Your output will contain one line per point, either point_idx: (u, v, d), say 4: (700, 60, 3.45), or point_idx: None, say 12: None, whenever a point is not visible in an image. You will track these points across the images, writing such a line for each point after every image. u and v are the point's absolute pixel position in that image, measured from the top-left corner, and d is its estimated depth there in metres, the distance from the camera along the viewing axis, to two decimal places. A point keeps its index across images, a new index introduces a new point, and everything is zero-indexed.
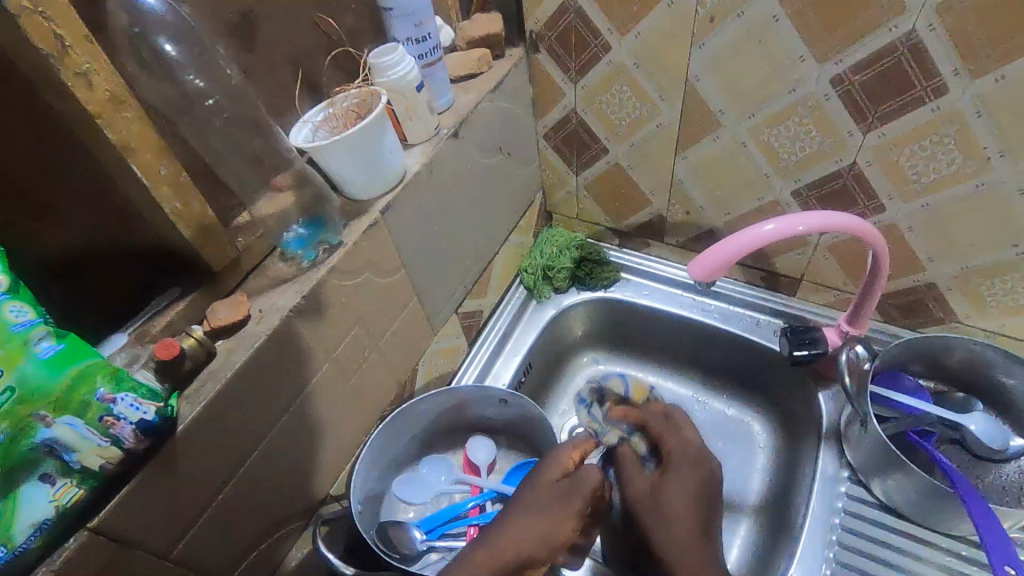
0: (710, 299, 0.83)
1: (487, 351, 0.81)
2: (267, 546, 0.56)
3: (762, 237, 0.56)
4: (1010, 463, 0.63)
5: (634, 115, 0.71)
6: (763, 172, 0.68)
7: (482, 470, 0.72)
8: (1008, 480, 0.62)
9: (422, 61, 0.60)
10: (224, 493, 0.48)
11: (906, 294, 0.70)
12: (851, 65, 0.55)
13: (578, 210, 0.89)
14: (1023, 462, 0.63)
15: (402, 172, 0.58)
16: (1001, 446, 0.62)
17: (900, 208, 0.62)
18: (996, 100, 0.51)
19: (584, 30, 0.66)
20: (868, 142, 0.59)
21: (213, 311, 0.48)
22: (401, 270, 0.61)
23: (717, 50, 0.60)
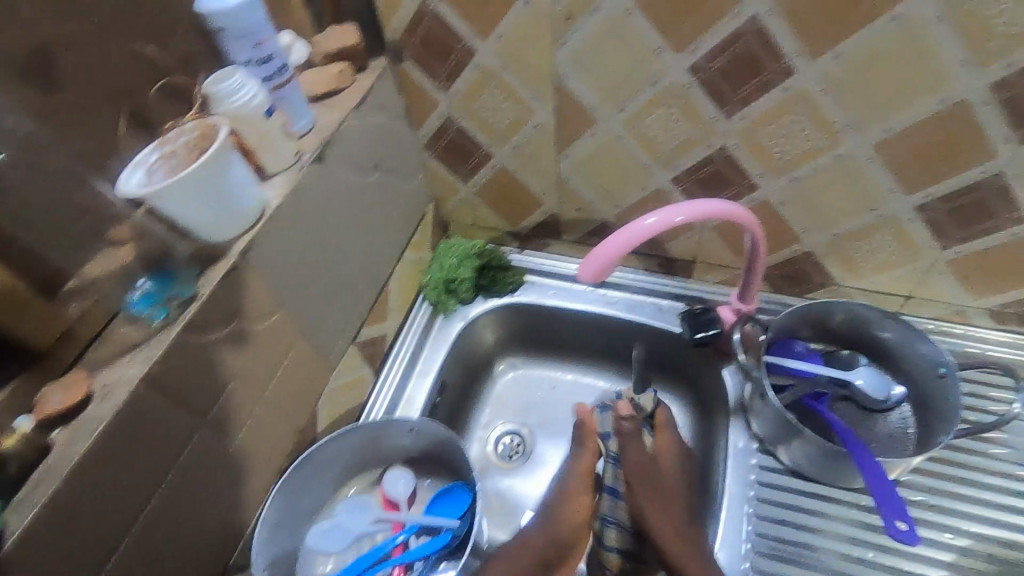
0: (614, 291, 0.83)
1: (396, 374, 0.79)
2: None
3: (647, 230, 0.56)
4: (894, 412, 0.68)
5: (510, 117, 0.70)
6: (642, 163, 0.68)
7: (402, 506, 0.69)
8: (894, 428, 0.67)
9: (269, 83, 0.55)
10: None
11: (788, 265, 0.73)
12: (705, 53, 0.56)
13: (473, 217, 0.86)
14: (904, 408, 0.68)
15: (262, 208, 0.53)
16: (886, 396, 0.66)
17: (770, 185, 0.64)
18: (837, 77, 0.53)
19: (446, 36, 0.63)
20: (733, 126, 0.60)
21: (44, 397, 0.42)
22: (278, 312, 0.56)
23: (579, 47, 0.59)
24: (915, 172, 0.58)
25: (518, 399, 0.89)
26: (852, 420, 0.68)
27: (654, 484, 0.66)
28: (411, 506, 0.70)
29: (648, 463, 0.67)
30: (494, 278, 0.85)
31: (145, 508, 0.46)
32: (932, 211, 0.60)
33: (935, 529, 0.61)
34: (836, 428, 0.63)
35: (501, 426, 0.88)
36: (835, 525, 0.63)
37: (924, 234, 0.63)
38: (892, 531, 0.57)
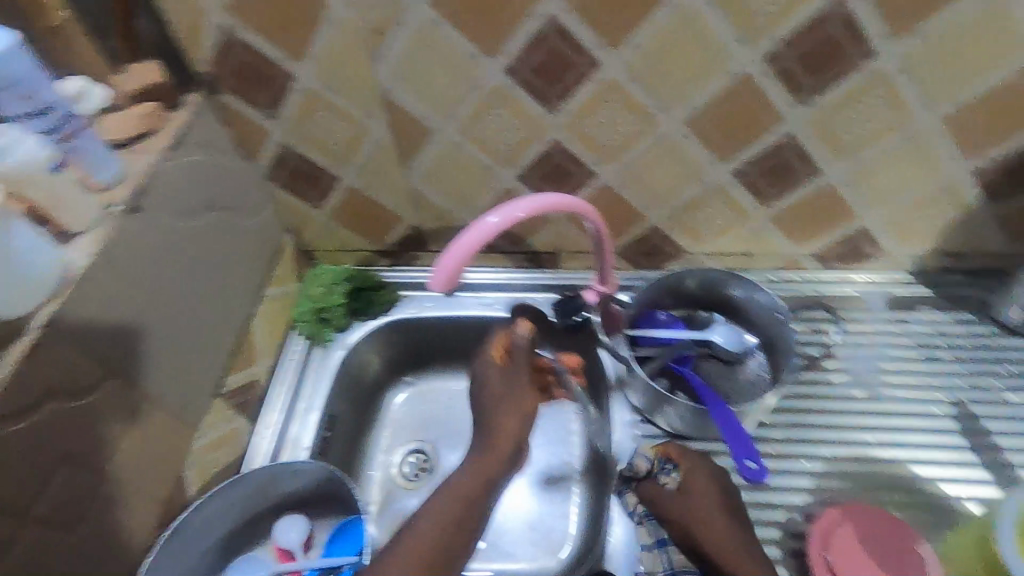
0: (489, 292, 0.84)
1: (277, 418, 0.76)
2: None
3: (490, 230, 0.57)
4: (751, 360, 0.74)
5: (347, 138, 0.68)
6: (487, 165, 0.69)
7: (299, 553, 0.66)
8: (753, 375, 0.73)
9: (55, 135, 0.51)
10: None
11: (642, 242, 0.77)
12: (517, 54, 0.57)
13: (335, 242, 0.84)
14: (759, 355, 0.74)
15: (65, 271, 0.49)
16: (738, 347, 0.72)
17: (607, 170, 0.68)
18: (638, 65, 0.57)
19: (259, 62, 0.60)
20: (560, 120, 0.63)
21: None
22: (109, 380, 0.52)
23: (396, 60, 0.59)
24: (726, 142, 0.63)
25: (416, 416, 0.87)
26: (715, 375, 0.73)
27: (702, 520, 0.60)
28: (309, 551, 0.67)
29: (689, 510, 0.61)
30: (368, 300, 0.82)
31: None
32: (747, 175, 0.66)
33: (794, 459, 0.67)
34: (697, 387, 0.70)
35: (402, 448, 0.85)
36: None
37: (747, 196, 0.68)
38: (744, 471, 0.64)
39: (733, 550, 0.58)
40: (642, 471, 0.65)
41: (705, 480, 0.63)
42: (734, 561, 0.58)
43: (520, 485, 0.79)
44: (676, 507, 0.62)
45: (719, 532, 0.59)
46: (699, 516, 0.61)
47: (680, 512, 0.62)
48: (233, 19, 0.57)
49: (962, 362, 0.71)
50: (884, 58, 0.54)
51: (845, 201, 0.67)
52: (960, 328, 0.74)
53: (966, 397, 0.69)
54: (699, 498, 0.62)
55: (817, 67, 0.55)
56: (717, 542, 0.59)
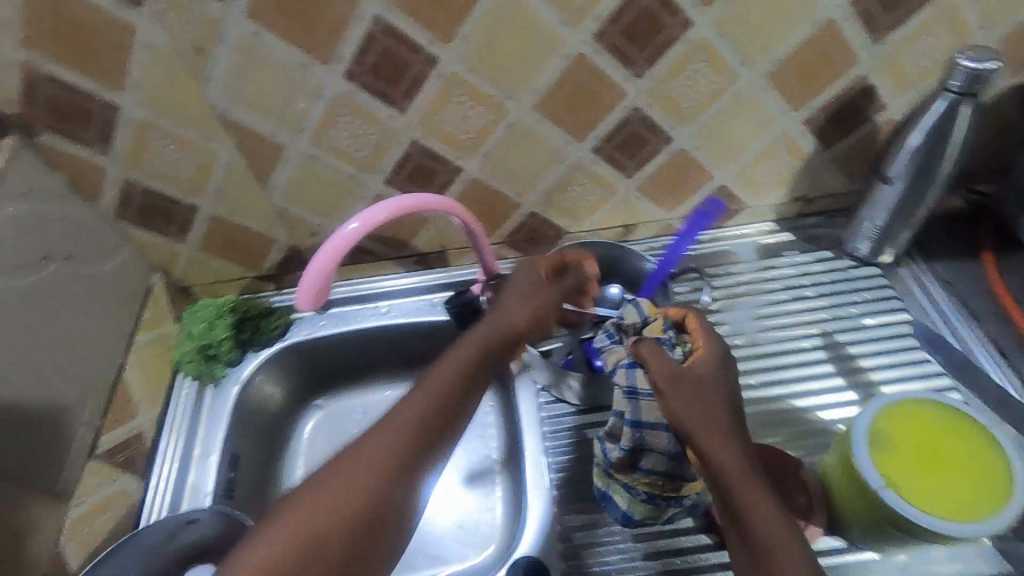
0: (382, 300, 0.83)
1: (171, 466, 0.72)
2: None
3: (351, 237, 0.56)
4: None
5: (193, 164, 0.65)
6: (349, 174, 0.68)
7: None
8: None
9: None
10: None
11: (523, 228, 0.78)
12: (351, 59, 0.57)
13: (210, 274, 0.79)
14: None
15: None
16: None
17: (470, 164, 0.68)
18: (472, 56, 0.57)
19: (71, 96, 0.55)
20: (411, 120, 0.62)
21: None
22: None
23: (228, 77, 0.58)
24: (577, 121, 0.65)
25: (329, 439, 0.84)
26: None
27: (693, 392, 0.49)
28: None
29: (702, 405, 0.48)
30: (257, 327, 0.79)
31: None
32: (604, 150, 0.68)
33: None
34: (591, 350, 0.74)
35: None
36: None
37: (609, 170, 0.71)
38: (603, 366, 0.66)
39: (727, 447, 0.46)
40: (637, 324, 0.59)
41: (705, 366, 0.51)
42: (730, 459, 0.45)
43: (444, 485, 0.79)
44: (667, 362, 0.50)
45: (716, 418, 0.48)
46: (695, 385, 0.50)
47: (687, 388, 0.49)
48: (30, 53, 0.52)
49: (825, 297, 0.77)
50: (697, 25, 0.57)
51: (697, 163, 0.71)
52: (822, 266, 0.80)
53: (831, 328, 0.75)
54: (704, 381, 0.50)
55: (641, 40, 0.58)
56: (711, 427, 0.47)
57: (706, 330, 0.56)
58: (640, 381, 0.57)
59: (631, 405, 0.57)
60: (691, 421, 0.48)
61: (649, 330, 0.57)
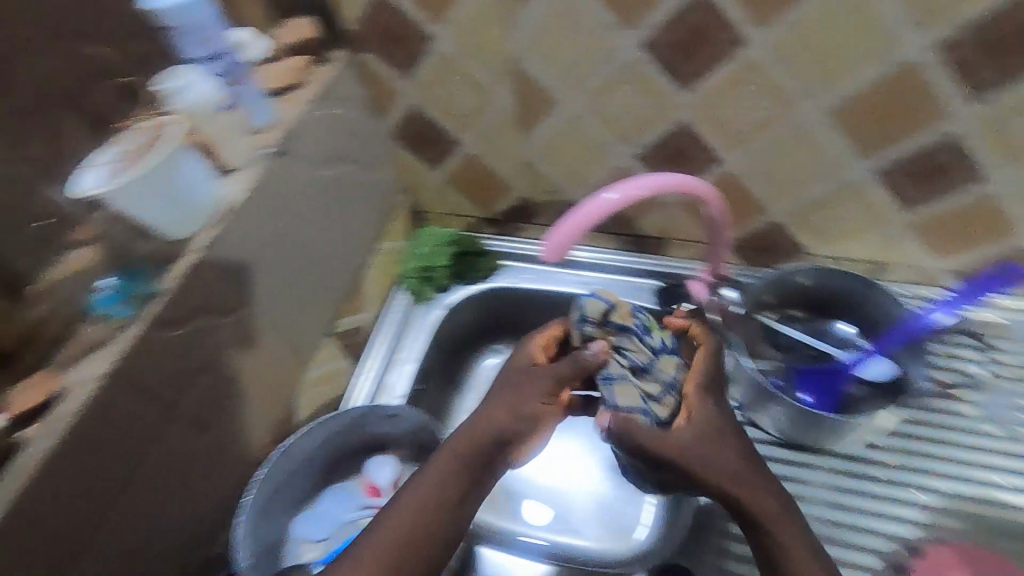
0: (589, 271, 0.83)
1: (375, 365, 0.80)
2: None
3: (606, 207, 0.56)
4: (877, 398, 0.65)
5: (472, 103, 0.70)
6: (606, 142, 0.68)
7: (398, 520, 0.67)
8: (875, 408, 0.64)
9: (225, 79, 0.55)
10: None
11: (759, 237, 0.73)
12: (657, 28, 0.56)
13: (444, 205, 0.86)
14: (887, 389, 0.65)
15: (219, 203, 0.53)
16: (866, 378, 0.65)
17: (732, 157, 0.65)
18: (785, 45, 0.54)
19: (401, 25, 0.63)
20: (690, 100, 0.61)
21: (14, 397, 0.42)
22: (246, 307, 0.57)
23: (533, 29, 0.60)
24: (873, 135, 0.58)
25: None
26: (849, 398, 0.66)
27: (711, 437, 0.52)
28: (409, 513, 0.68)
29: (694, 439, 0.51)
30: (471, 264, 0.84)
31: (121, 495, 0.46)
32: (891, 175, 0.61)
33: (906, 489, 0.64)
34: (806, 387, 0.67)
35: None
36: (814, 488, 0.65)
37: (887, 198, 0.63)
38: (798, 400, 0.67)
39: (731, 474, 0.51)
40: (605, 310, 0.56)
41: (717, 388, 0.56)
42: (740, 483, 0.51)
43: (586, 467, 0.79)
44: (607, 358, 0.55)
45: (722, 447, 0.52)
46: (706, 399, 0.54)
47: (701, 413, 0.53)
48: None
49: None
50: None
51: (1002, 213, 0.61)
52: None
53: None
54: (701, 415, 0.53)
55: (995, 59, 0.50)
56: (715, 454, 0.51)
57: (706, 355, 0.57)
58: (628, 359, 0.55)
59: (606, 391, 0.54)
60: (690, 456, 0.51)
61: (614, 313, 0.56)
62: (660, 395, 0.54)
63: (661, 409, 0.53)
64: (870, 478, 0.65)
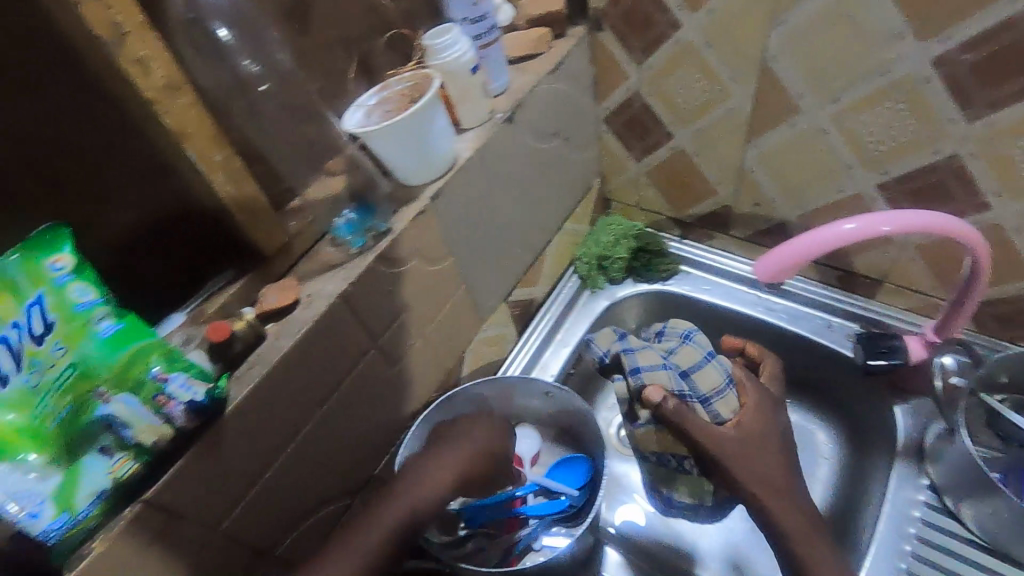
0: (777, 297, 0.76)
1: (536, 339, 0.80)
2: (291, 543, 0.54)
3: (841, 236, 0.51)
4: None
5: (702, 98, 0.66)
6: (844, 162, 0.61)
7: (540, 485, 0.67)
8: None
9: (478, 42, 0.58)
10: (247, 499, 0.47)
11: (1009, 305, 0.62)
12: (960, 43, 0.48)
13: (635, 197, 0.84)
14: None
15: (454, 158, 0.56)
16: None
17: (1005, 207, 0.55)
18: None
19: (652, 7, 0.61)
20: (974, 132, 0.52)
21: (263, 295, 0.49)
22: (448, 259, 0.60)
23: (799, 27, 0.55)
24: None
25: None
26: None
27: (746, 442, 0.60)
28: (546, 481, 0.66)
29: (738, 438, 0.60)
30: (648, 262, 0.81)
31: (331, 397, 0.51)
32: None
33: None
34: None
35: None
36: None
37: None
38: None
39: (760, 473, 0.59)
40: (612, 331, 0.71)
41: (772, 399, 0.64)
42: (766, 484, 0.59)
43: None
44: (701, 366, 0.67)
45: (762, 454, 0.60)
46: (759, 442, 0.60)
47: (750, 419, 0.61)
48: None
49: None
50: None
51: None
52: None
53: None
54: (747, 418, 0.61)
55: None
56: (744, 451, 0.59)
57: (751, 382, 0.64)
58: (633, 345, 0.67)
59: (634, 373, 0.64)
60: (727, 449, 0.59)
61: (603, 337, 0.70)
62: (710, 402, 0.62)
63: (724, 408, 0.62)
64: None
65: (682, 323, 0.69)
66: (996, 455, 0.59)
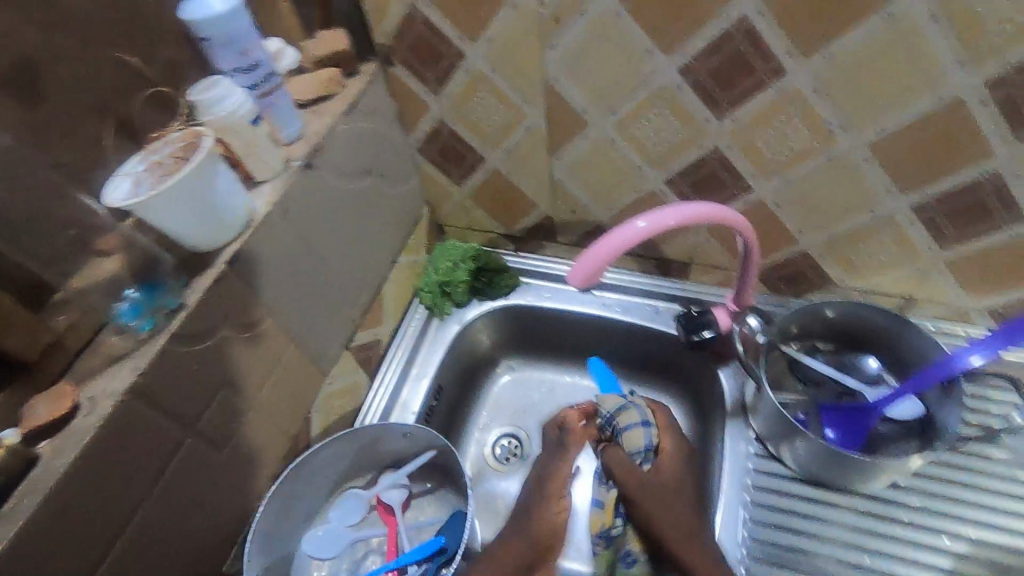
0: (609, 292, 0.82)
1: (391, 379, 0.77)
2: None
3: (637, 235, 0.54)
4: (903, 443, 0.63)
5: (501, 120, 0.69)
6: (635, 164, 0.67)
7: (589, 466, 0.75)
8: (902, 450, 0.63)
9: (256, 91, 0.55)
10: None
11: (786, 266, 0.72)
12: (695, 55, 0.55)
13: (467, 220, 0.86)
14: (903, 428, 0.64)
15: (250, 215, 0.52)
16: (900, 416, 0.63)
17: (764, 187, 0.64)
18: (829, 77, 0.52)
19: (435, 40, 0.63)
20: (724, 127, 0.60)
21: (30, 409, 0.42)
22: (269, 319, 0.56)
23: (568, 50, 0.59)
24: (909, 170, 0.57)
25: (516, 401, 0.87)
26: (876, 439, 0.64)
27: (659, 490, 0.64)
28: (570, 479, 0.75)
29: (655, 485, 0.64)
30: (490, 281, 0.82)
31: (145, 502, 0.46)
32: (928, 211, 0.59)
33: (934, 534, 0.61)
34: (825, 415, 0.65)
35: (498, 429, 0.85)
36: (833, 529, 0.62)
37: (922, 234, 0.61)
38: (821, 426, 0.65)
39: (669, 510, 0.62)
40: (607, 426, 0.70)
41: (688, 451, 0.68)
42: (681, 528, 0.61)
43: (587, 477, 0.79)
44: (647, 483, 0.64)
45: (673, 499, 0.63)
46: (665, 485, 0.64)
47: (668, 468, 0.66)
48: None
49: None
50: None
51: None
52: None
53: None
54: (669, 460, 0.66)
55: None
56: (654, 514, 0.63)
57: (669, 430, 0.68)
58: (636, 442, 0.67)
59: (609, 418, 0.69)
60: (643, 496, 0.64)
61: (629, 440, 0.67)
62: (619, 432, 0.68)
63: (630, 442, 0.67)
64: (896, 519, 0.62)
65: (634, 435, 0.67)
66: (798, 399, 0.68)
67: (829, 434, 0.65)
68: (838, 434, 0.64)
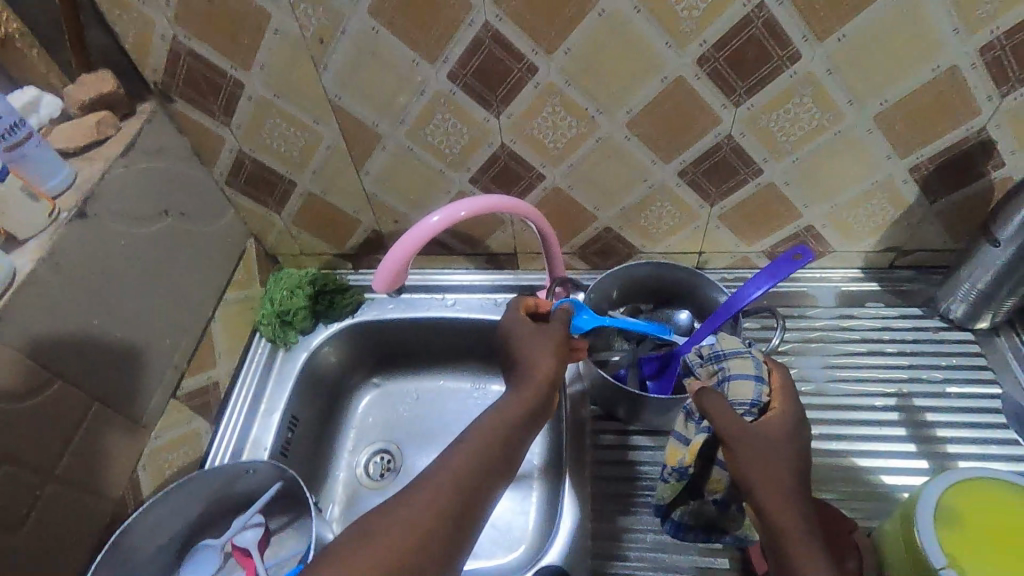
0: (449, 293, 0.85)
1: (237, 420, 0.75)
2: None
3: (430, 229, 0.58)
4: None
5: (300, 143, 0.69)
6: (438, 169, 0.71)
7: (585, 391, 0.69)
8: None
9: (1, 144, 0.52)
10: None
11: (596, 242, 0.79)
12: (455, 62, 0.59)
13: (299, 246, 0.85)
14: None
15: (9, 275, 0.50)
16: None
17: (554, 173, 0.69)
18: (574, 69, 0.58)
19: (208, 72, 0.62)
20: (503, 124, 0.64)
21: None
22: (56, 381, 0.53)
23: (340, 69, 0.61)
24: (665, 142, 0.64)
25: (381, 417, 0.87)
26: None
27: (761, 450, 0.47)
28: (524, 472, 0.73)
29: (762, 437, 0.48)
30: (331, 301, 0.82)
31: None
32: (689, 175, 0.67)
33: None
34: (645, 364, 0.73)
35: (367, 449, 0.85)
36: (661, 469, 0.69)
37: (692, 195, 0.70)
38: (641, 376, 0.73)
39: (769, 478, 0.46)
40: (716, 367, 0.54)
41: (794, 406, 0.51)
42: (782, 483, 0.46)
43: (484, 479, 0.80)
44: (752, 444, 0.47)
45: (786, 469, 0.46)
46: (766, 448, 0.47)
47: (778, 425, 0.49)
48: (179, 30, 0.58)
49: (907, 354, 0.74)
50: (808, 61, 0.55)
51: (787, 199, 0.69)
52: (907, 323, 0.76)
53: (908, 390, 0.71)
54: (776, 428, 0.49)
55: (744, 70, 0.56)
56: (775, 486, 0.46)
57: (788, 391, 0.52)
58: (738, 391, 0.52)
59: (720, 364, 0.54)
60: (742, 458, 0.47)
61: (734, 390, 0.52)
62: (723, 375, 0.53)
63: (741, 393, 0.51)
64: None
65: (743, 387, 0.52)
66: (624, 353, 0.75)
67: (649, 382, 0.72)
68: (656, 380, 0.72)
